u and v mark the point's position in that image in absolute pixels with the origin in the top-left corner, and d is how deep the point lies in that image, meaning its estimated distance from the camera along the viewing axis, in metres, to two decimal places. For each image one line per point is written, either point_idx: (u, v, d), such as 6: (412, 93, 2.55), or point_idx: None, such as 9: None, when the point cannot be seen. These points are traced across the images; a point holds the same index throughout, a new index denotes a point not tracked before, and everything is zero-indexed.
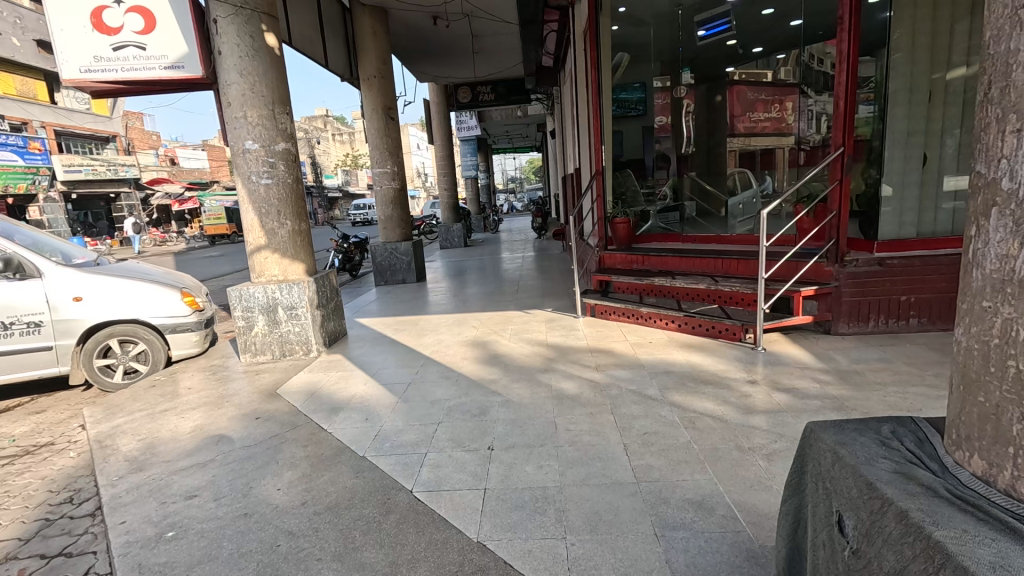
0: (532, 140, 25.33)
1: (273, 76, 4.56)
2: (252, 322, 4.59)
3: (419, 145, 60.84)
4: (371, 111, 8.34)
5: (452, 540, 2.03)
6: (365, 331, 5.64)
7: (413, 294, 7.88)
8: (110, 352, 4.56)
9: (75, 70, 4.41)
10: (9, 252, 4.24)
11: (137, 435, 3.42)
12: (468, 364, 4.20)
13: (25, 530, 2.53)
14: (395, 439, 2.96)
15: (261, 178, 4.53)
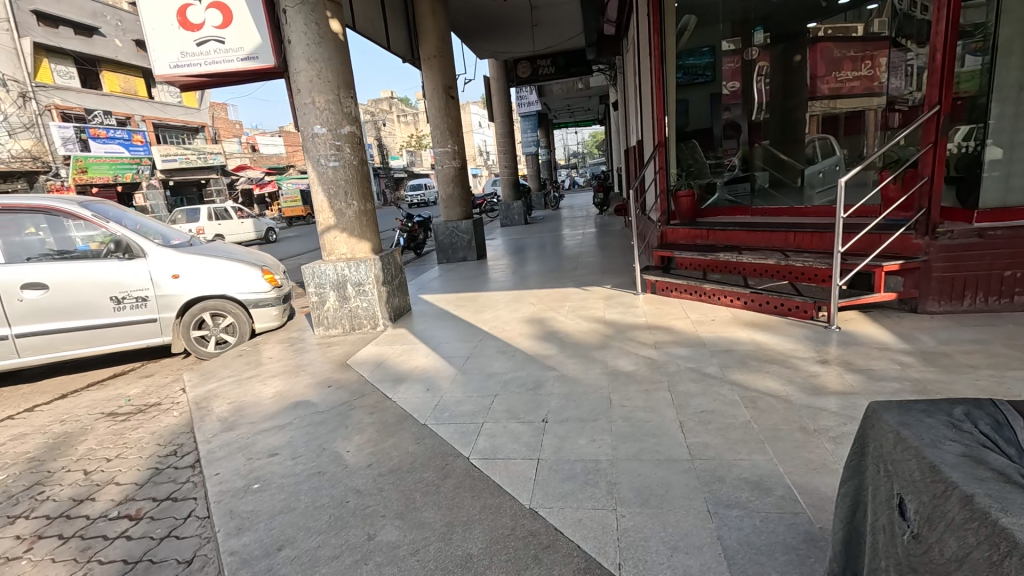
0: (593, 113, 24.63)
1: (337, 62, 4.74)
2: (324, 297, 4.90)
3: (480, 123, 60.86)
4: (432, 91, 8.47)
5: (506, 506, 2.12)
6: (428, 307, 5.86)
7: (474, 272, 8.03)
8: (204, 324, 5.04)
9: (165, 66, 4.80)
10: (119, 235, 4.78)
11: (228, 398, 3.79)
12: (525, 340, 4.27)
13: (140, 476, 2.92)
14: (454, 409, 3.09)
15: (329, 161, 4.76)
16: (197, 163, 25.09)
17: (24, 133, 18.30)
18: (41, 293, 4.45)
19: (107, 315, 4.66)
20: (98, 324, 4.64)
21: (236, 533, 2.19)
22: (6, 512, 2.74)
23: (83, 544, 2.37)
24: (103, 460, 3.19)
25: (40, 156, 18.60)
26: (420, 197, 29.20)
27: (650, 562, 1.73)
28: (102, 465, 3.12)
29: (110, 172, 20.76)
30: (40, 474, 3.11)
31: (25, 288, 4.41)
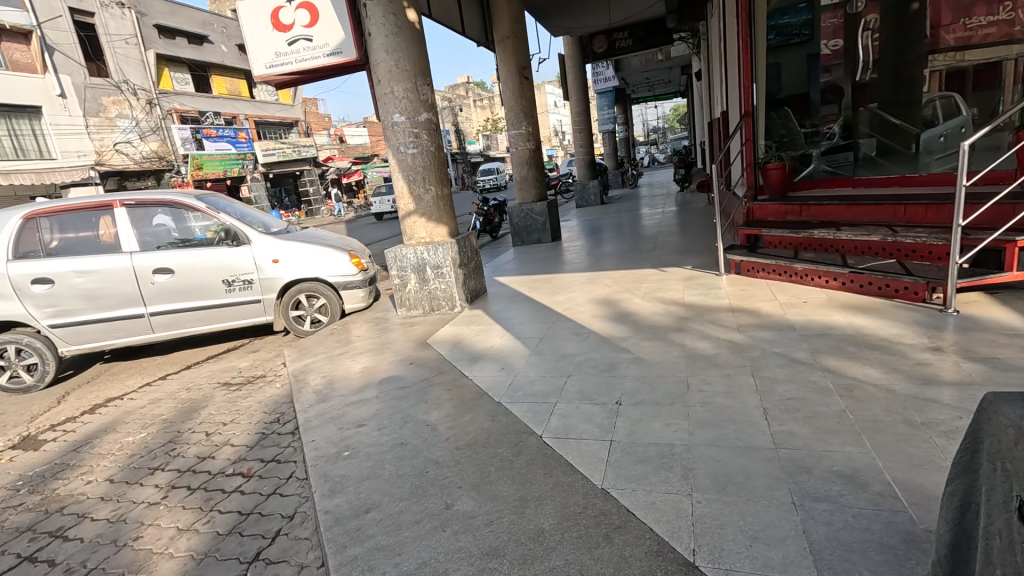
0: (673, 85, 23.31)
1: (414, 50, 4.86)
2: (405, 280, 5.14)
3: (555, 102, 59.86)
4: (506, 73, 8.46)
5: (578, 485, 2.14)
6: (503, 288, 5.96)
7: (549, 253, 8.02)
8: (300, 305, 5.49)
9: (262, 66, 5.32)
10: (228, 224, 5.33)
11: (321, 373, 4.13)
12: (598, 322, 4.23)
13: (251, 439, 3.30)
14: (527, 388, 3.14)
15: (408, 148, 4.94)
16: (292, 156, 27.12)
17: (152, 136, 20.83)
18: (169, 277, 5.07)
19: (220, 296, 5.22)
20: (213, 304, 5.22)
21: (329, 494, 2.40)
22: (147, 464, 3.20)
23: (206, 496, 2.72)
24: (220, 424, 3.62)
25: (165, 155, 21.16)
26: (495, 181, 29.44)
27: (727, 550, 1.68)
28: (219, 429, 3.54)
29: (221, 167, 23.24)
30: (173, 433, 3.61)
31: (155, 272, 5.03)
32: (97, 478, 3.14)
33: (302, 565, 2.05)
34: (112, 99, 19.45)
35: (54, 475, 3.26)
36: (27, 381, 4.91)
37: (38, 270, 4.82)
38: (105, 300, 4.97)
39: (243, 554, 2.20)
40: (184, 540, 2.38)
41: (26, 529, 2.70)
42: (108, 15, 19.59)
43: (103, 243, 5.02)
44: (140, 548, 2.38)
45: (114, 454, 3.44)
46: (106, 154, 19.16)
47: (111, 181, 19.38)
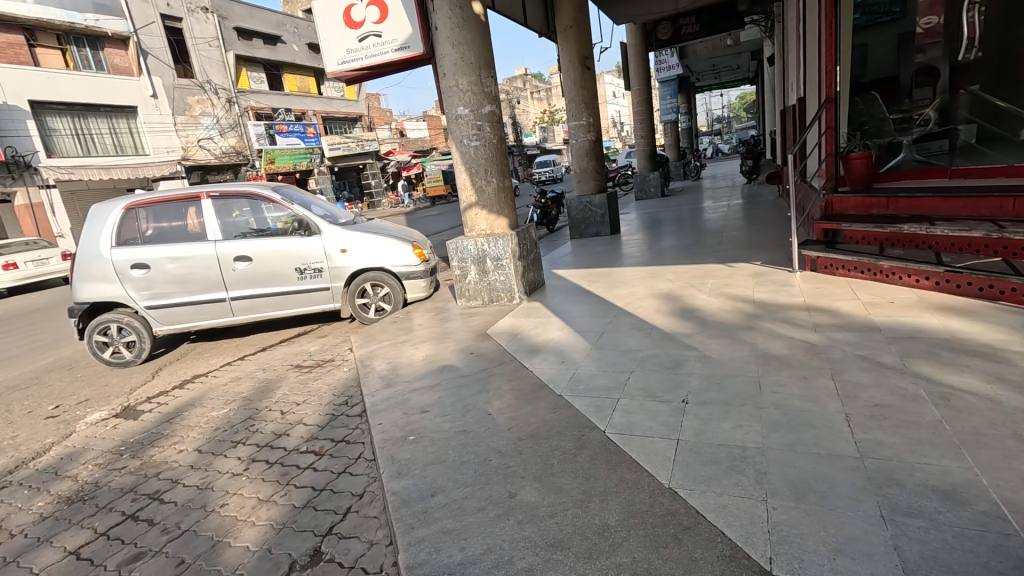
0: (742, 71, 22.13)
1: (478, 42, 4.89)
2: (466, 270, 5.21)
3: (614, 93, 58.43)
4: (568, 64, 8.35)
5: (644, 482, 2.09)
6: (561, 281, 5.92)
7: (608, 247, 7.88)
8: (366, 293, 5.74)
9: (334, 63, 5.52)
10: (300, 214, 5.61)
11: (386, 359, 4.28)
12: (662, 317, 4.11)
13: (322, 419, 3.48)
14: (589, 382, 3.12)
15: (471, 140, 4.99)
16: (356, 150, 28.10)
17: (230, 132, 22.25)
18: (248, 265, 5.41)
19: (292, 284, 5.52)
20: (286, 291, 5.52)
21: (397, 476, 2.48)
22: (230, 438, 3.45)
23: (283, 471, 2.89)
24: (293, 404, 3.84)
25: (242, 151, 22.55)
26: (551, 173, 29.26)
27: (806, 561, 1.60)
28: (293, 408, 3.76)
29: (291, 162, 24.33)
30: (252, 410, 3.87)
31: (236, 260, 5.39)
32: (187, 448, 3.42)
33: (372, 543, 2.16)
34: (196, 99, 20.95)
35: (151, 442, 3.58)
36: (127, 357, 5.43)
37: (136, 255, 5.28)
38: (191, 285, 5.38)
39: (317, 527, 2.33)
40: (264, 510, 2.55)
41: (129, 490, 2.98)
42: (193, 20, 21.07)
43: (190, 232, 5.42)
44: (226, 514, 2.58)
45: (201, 426, 3.73)
46: (191, 150, 20.70)
47: (195, 174, 20.96)
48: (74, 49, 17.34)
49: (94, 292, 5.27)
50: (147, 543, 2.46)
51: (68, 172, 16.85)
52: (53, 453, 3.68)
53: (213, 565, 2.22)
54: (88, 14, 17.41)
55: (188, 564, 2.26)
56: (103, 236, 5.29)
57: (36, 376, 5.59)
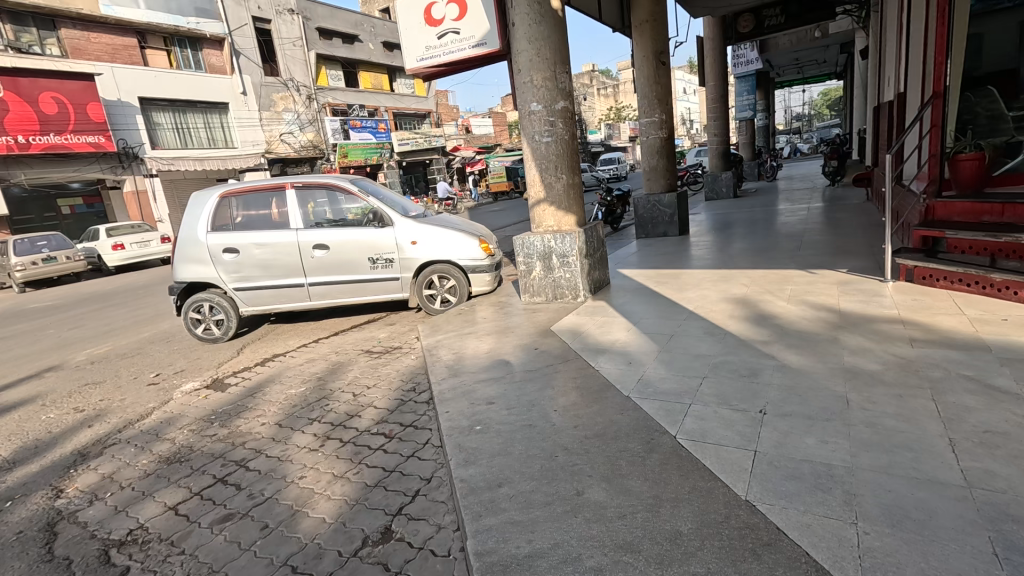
0: (830, 65, 20.63)
1: (555, 38, 4.88)
2: (531, 266, 5.22)
3: (685, 89, 56.33)
4: (643, 59, 8.13)
5: (718, 492, 2.02)
6: (627, 281, 5.80)
7: (675, 248, 7.63)
8: (432, 284, 5.91)
9: (414, 60, 5.70)
10: (375, 206, 5.84)
11: (451, 349, 4.37)
12: (735, 323, 3.93)
13: (391, 403, 3.61)
14: (658, 385, 3.04)
15: (543, 136, 4.99)
16: (424, 146, 28.81)
17: (309, 127, 23.52)
18: (326, 253, 5.71)
19: (365, 272, 5.77)
20: (359, 279, 5.78)
21: (464, 463, 2.52)
22: (307, 414, 3.66)
23: (355, 450, 3.03)
24: (364, 387, 4.01)
25: (318, 145, 23.77)
26: (615, 171, 28.68)
27: None
28: (363, 391, 3.92)
29: (363, 156, 25.44)
30: (327, 390, 4.09)
31: (315, 247, 5.69)
32: (269, 421, 3.66)
33: (439, 526, 2.22)
34: (280, 96, 22.31)
35: (237, 414, 3.86)
36: (216, 334, 5.90)
37: (228, 240, 5.70)
38: (274, 270, 5.74)
39: (388, 507, 2.43)
40: (339, 485, 2.69)
41: (219, 456, 3.24)
42: (281, 21, 22.42)
43: (275, 220, 5.77)
44: (304, 486, 2.74)
45: (280, 402, 3.98)
46: (274, 144, 22.11)
47: (276, 167, 22.38)
48: (177, 50, 18.99)
49: (190, 273, 5.75)
50: (235, 506, 2.66)
51: (168, 162, 18.49)
52: (154, 417, 4.05)
53: (293, 532, 2.37)
54: (190, 18, 19.13)
55: (271, 529, 2.42)
56: (200, 222, 5.75)
57: (140, 346, 6.20)
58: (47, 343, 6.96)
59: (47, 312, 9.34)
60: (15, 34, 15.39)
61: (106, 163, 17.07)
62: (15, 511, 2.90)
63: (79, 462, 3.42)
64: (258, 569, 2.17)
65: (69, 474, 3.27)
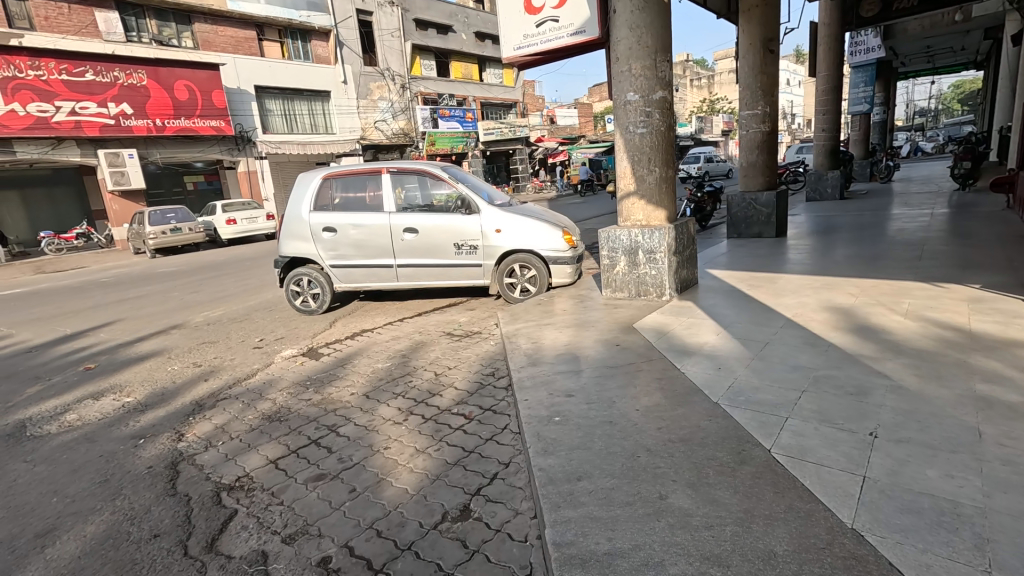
0: (967, 53, 18.26)
1: (658, 25, 4.68)
2: (615, 261, 5.10)
3: (789, 80, 52.13)
4: (749, 47, 7.60)
5: (820, 516, 1.86)
6: (716, 282, 5.50)
7: (771, 250, 7.12)
8: (513, 273, 5.99)
9: (511, 49, 5.81)
10: (463, 194, 5.98)
11: (529, 338, 4.37)
12: (841, 334, 3.59)
13: (471, 385, 3.71)
14: (751, 395, 2.86)
15: (637, 128, 4.84)
16: (509, 136, 28.93)
17: (401, 115, 24.49)
18: (415, 236, 5.94)
19: (450, 258, 5.94)
20: (444, 264, 5.96)
21: (543, 453, 2.52)
22: (392, 388, 3.85)
23: (436, 427, 3.14)
24: (445, 367, 4.14)
25: (409, 133, 24.70)
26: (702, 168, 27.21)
27: None
28: (444, 371, 4.06)
29: (450, 144, 26.07)
30: (410, 367, 4.27)
31: (405, 231, 5.94)
32: (358, 391, 3.89)
33: (517, 512, 2.26)
34: (377, 85, 23.47)
35: (329, 381, 4.14)
36: (313, 307, 6.35)
37: (327, 220, 6.08)
38: (366, 250, 6.06)
39: (467, 486, 2.50)
40: (420, 459, 2.80)
41: (314, 419, 3.49)
42: (382, 13, 23.45)
43: (369, 203, 6.07)
44: (389, 456, 2.88)
45: (367, 374, 4.21)
46: (368, 131, 23.31)
47: (369, 153, 23.59)
48: (290, 41, 20.55)
49: (293, 249, 6.21)
50: (327, 467, 2.85)
51: (276, 146, 20.09)
52: (258, 377, 4.44)
53: (378, 498, 2.51)
54: (302, 11, 20.54)
55: (358, 493, 2.57)
56: (304, 202, 6.17)
57: (247, 312, 6.81)
58: (172, 303, 7.84)
59: (173, 276, 10.54)
60: (158, 29, 17.40)
61: (224, 145, 18.82)
62: (145, 448, 3.30)
63: (197, 411, 3.84)
64: (347, 528, 2.31)
65: (189, 421, 3.67)
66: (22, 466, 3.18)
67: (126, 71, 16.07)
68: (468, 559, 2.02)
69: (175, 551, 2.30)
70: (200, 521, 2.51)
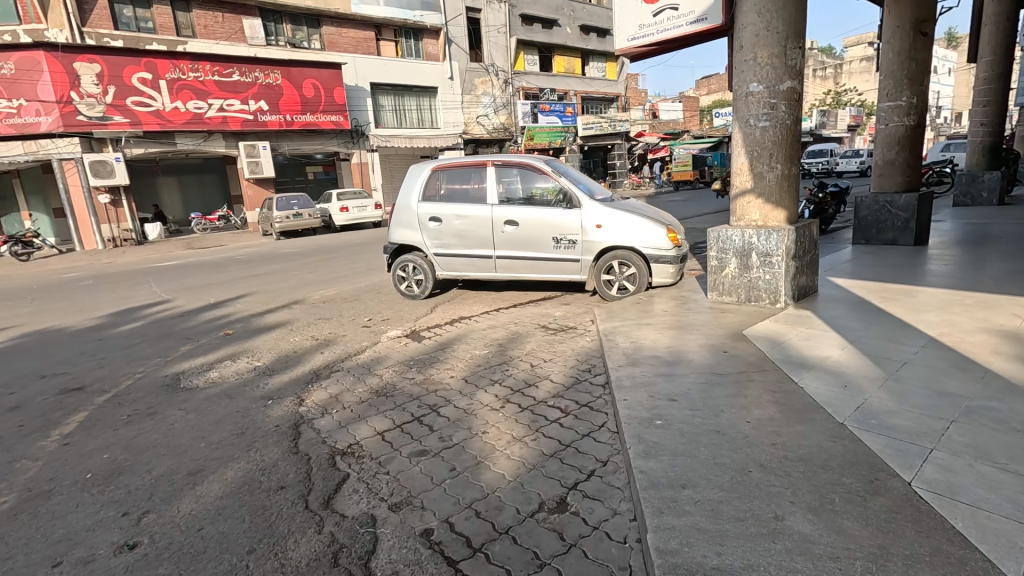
0: None
1: (792, 8, 4.31)
2: (724, 262, 4.81)
3: (937, 67, 45.58)
4: (896, 30, 6.75)
5: (978, 567, 1.62)
6: (839, 292, 4.99)
7: (908, 259, 6.31)
8: (612, 270, 5.86)
9: (625, 40, 5.76)
10: (566, 187, 5.95)
11: (628, 337, 4.25)
12: (1003, 361, 3.09)
13: (567, 380, 3.70)
14: (885, 418, 2.56)
15: (759, 120, 4.51)
16: (608, 131, 27.90)
17: (502, 110, 24.91)
18: (515, 228, 6.02)
19: (548, 251, 5.95)
20: (542, 257, 5.99)
21: (644, 455, 2.44)
22: (490, 375, 3.96)
23: (533, 417, 3.18)
24: (541, 359, 4.17)
25: (509, 127, 25.08)
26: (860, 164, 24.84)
27: None
28: (541, 363, 4.09)
29: (548, 139, 26.07)
30: (506, 356, 4.35)
31: (506, 223, 6.04)
32: (457, 374, 4.05)
33: (615, 511, 2.22)
34: (481, 80, 24.09)
35: (431, 363, 4.34)
36: (416, 292, 6.73)
37: (434, 209, 6.36)
38: (468, 240, 6.26)
39: (564, 479, 2.50)
40: (517, 447, 2.85)
41: (417, 397, 3.69)
42: (490, 9, 23.96)
43: (473, 194, 6.24)
44: (487, 441, 2.96)
45: (466, 360, 4.36)
46: (471, 125, 24.03)
47: (470, 146, 24.32)
48: (403, 40, 21.77)
49: (401, 236, 6.57)
50: (429, 445, 2.99)
51: (386, 139, 21.38)
52: (367, 354, 4.77)
53: (477, 480, 2.59)
54: (417, 11, 21.58)
55: (458, 472, 2.67)
56: (413, 193, 6.49)
57: (356, 294, 7.33)
58: (294, 281, 8.68)
59: (295, 257, 11.66)
60: (293, 32, 19.22)
61: (342, 139, 20.39)
62: (274, 408, 3.69)
63: (315, 379, 4.22)
64: (448, 505, 2.41)
65: (308, 388, 4.04)
66: (178, 412, 3.69)
67: (265, 72, 17.99)
68: (565, 552, 2.02)
69: (298, 503, 2.55)
70: (319, 479, 2.75)
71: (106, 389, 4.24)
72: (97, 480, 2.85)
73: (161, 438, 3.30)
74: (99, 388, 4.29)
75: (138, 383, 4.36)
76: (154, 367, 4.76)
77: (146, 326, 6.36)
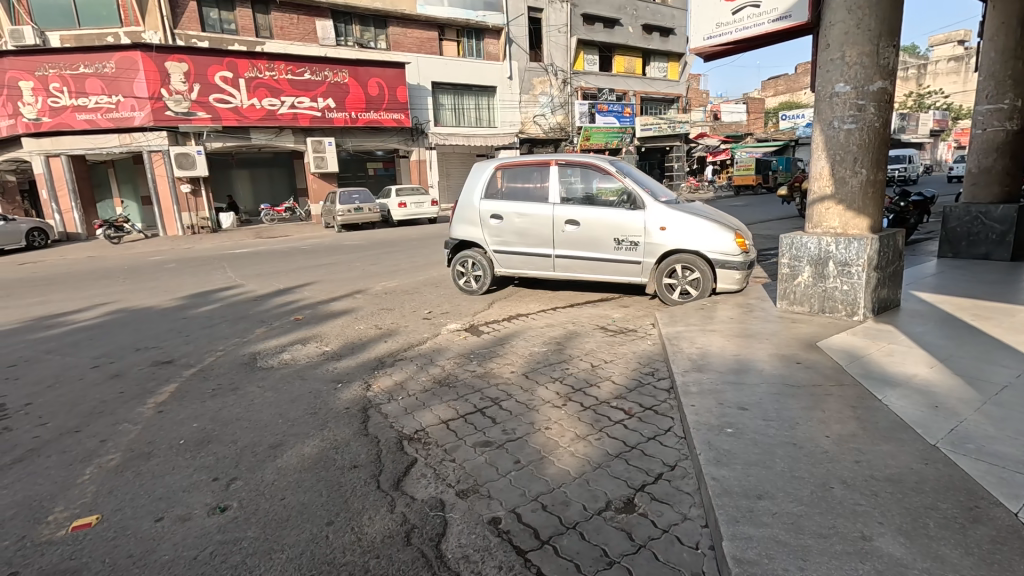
0: None
1: (886, 4, 4.07)
2: (798, 270, 4.60)
3: None
4: (1000, 27, 6.24)
5: None
6: (925, 307, 4.66)
7: (1003, 275, 5.81)
8: (674, 274, 5.74)
9: (700, 39, 5.63)
10: (630, 188, 5.88)
11: (692, 342, 4.15)
12: None
13: (629, 382, 3.66)
14: (985, 444, 2.37)
15: (844, 122, 4.28)
16: (667, 132, 27.23)
17: (559, 110, 24.84)
18: (576, 228, 6.00)
19: (608, 252, 5.90)
20: (601, 257, 5.95)
21: (716, 462, 2.39)
22: (550, 372, 3.98)
23: (596, 417, 3.17)
24: (602, 360, 4.15)
25: (565, 127, 24.97)
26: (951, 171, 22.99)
27: None
28: (601, 363, 4.07)
29: (605, 139, 25.73)
30: (565, 355, 4.35)
31: (567, 223, 6.03)
32: (516, 370, 4.08)
33: (685, 517, 2.19)
34: (539, 80, 24.16)
35: (491, 357, 4.40)
36: (474, 287, 6.84)
37: (495, 207, 6.43)
38: (528, 238, 6.29)
39: (630, 480, 2.49)
40: (581, 445, 2.85)
41: (479, 389, 3.75)
42: (552, 9, 24.01)
43: (535, 192, 6.26)
44: (550, 436, 2.98)
45: (525, 356, 4.40)
46: (527, 125, 24.12)
47: (525, 146, 24.40)
48: (465, 40, 22.19)
49: (462, 232, 6.69)
50: (493, 436, 3.04)
51: (445, 137, 21.82)
52: (428, 345, 4.90)
53: (542, 474, 2.61)
54: (480, 11, 21.93)
55: (522, 465, 2.71)
56: (476, 190, 6.59)
57: (415, 287, 7.54)
58: (356, 272, 9.00)
59: (355, 250, 12.10)
60: (361, 33, 20.00)
61: (402, 136, 20.98)
62: (343, 391, 3.86)
63: (380, 366, 4.38)
64: (514, 496, 2.45)
65: (375, 374, 4.21)
66: (257, 389, 3.94)
67: (334, 71, 18.77)
68: (635, 552, 2.01)
69: (370, 482, 2.66)
70: (389, 461, 2.86)
71: (192, 364, 4.58)
72: (189, 446, 3.09)
73: (243, 412, 3.53)
74: (187, 362, 4.65)
75: (220, 360, 4.68)
76: (232, 346, 5.10)
77: (223, 308, 6.81)
